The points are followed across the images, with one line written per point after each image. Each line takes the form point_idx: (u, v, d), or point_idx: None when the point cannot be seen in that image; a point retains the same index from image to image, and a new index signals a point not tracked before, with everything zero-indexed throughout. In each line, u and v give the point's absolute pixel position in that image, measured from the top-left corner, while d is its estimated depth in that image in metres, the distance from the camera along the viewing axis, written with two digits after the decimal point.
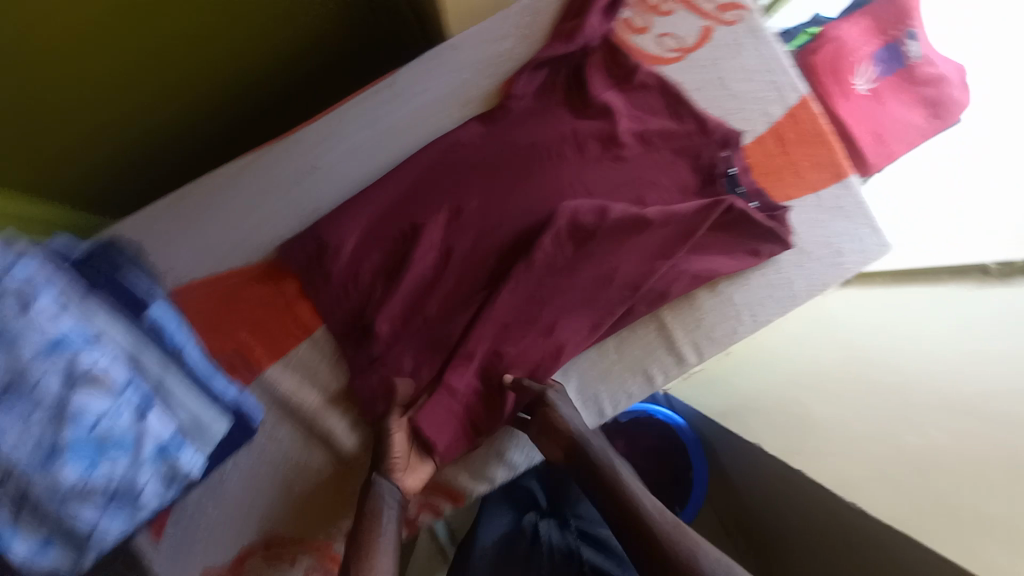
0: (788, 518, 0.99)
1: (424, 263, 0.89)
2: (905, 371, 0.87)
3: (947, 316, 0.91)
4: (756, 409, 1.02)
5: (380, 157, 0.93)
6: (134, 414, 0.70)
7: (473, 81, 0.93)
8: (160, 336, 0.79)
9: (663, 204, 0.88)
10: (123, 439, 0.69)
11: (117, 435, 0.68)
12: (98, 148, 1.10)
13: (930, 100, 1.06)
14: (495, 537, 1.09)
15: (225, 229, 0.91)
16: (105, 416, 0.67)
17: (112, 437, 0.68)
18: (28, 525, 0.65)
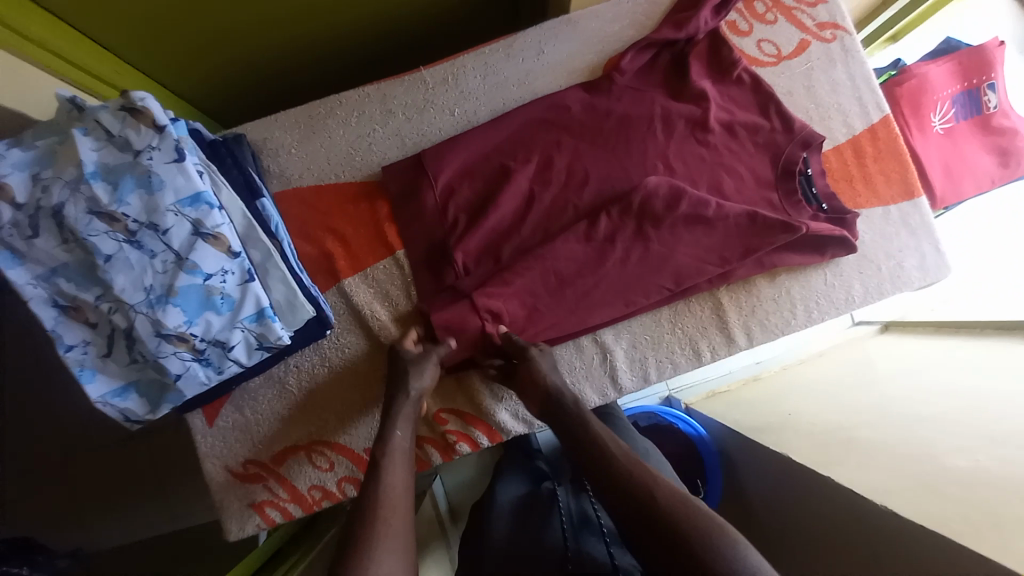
0: (802, 528, 0.96)
1: (508, 207, 0.96)
2: (947, 398, 0.91)
3: (1001, 362, 0.93)
4: (793, 428, 1.08)
5: (485, 107, 1.00)
6: (239, 278, 0.77)
7: (581, 54, 1.01)
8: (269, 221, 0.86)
9: (738, 192, 0.95)
10: (224, 298, 0.76)
11: (221, 293, 0.75)
12: (248, 62, 1.14)
13: (1003, 148, 1.11)
14: (507, 500, 1.08)
15: (333, 146, 0.98)
16: (215, 273, 0.75)
17: (217, 294, 0.75)
18: (119, 357, 0.77)
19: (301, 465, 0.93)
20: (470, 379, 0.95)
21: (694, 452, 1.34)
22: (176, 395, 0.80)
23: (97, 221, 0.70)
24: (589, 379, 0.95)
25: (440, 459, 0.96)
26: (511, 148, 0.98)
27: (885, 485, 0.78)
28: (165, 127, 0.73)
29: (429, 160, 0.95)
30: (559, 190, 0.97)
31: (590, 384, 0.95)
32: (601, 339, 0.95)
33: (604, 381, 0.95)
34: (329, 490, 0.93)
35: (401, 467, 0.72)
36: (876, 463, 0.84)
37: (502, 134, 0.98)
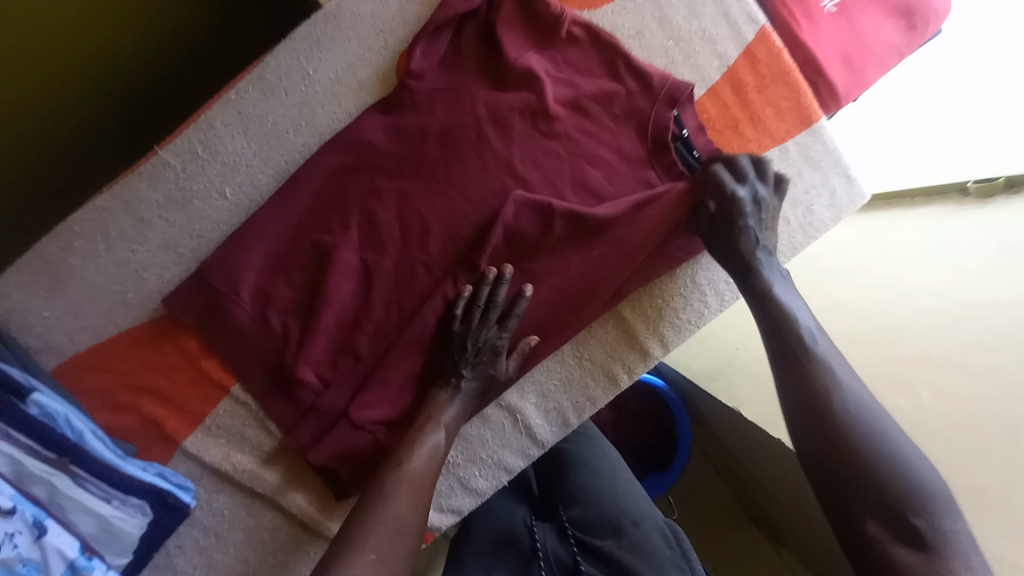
0: (778, 484, 0.95)
1: (344, 291, 0.75)
2: (892, 313, 0.83)
3: (935, 252, 0.85)
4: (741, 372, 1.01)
5: (265, 170, 0.75)
6: (31, 535, 0.57)
7: (367, 57, 0.77)
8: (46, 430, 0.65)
9: (609, 184, 0.75)
10: (28, 564, 0.55)
11: (19, 561, 0.55)
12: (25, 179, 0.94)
13: (905, 8, 0.91)
14: (481, 539, 0.84)
15: (98, 285, 0.75)
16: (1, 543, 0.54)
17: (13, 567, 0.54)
18: None
19: None
20: None
21: (662, 406, 1.23)
22: None
23: None
24: (506, 445, 0.84)
25: None
26: (323, 216, 0.74)
27: None
28: None
29: (222, 270, 0.73)
30: (397, 251, 0.76)
31: (509, 450, 0.84)
32: (510, 407, 0.83)
33: (524, 443, 0.84)
34: None
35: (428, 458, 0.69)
36: None
37: (311, 194, 0.74)
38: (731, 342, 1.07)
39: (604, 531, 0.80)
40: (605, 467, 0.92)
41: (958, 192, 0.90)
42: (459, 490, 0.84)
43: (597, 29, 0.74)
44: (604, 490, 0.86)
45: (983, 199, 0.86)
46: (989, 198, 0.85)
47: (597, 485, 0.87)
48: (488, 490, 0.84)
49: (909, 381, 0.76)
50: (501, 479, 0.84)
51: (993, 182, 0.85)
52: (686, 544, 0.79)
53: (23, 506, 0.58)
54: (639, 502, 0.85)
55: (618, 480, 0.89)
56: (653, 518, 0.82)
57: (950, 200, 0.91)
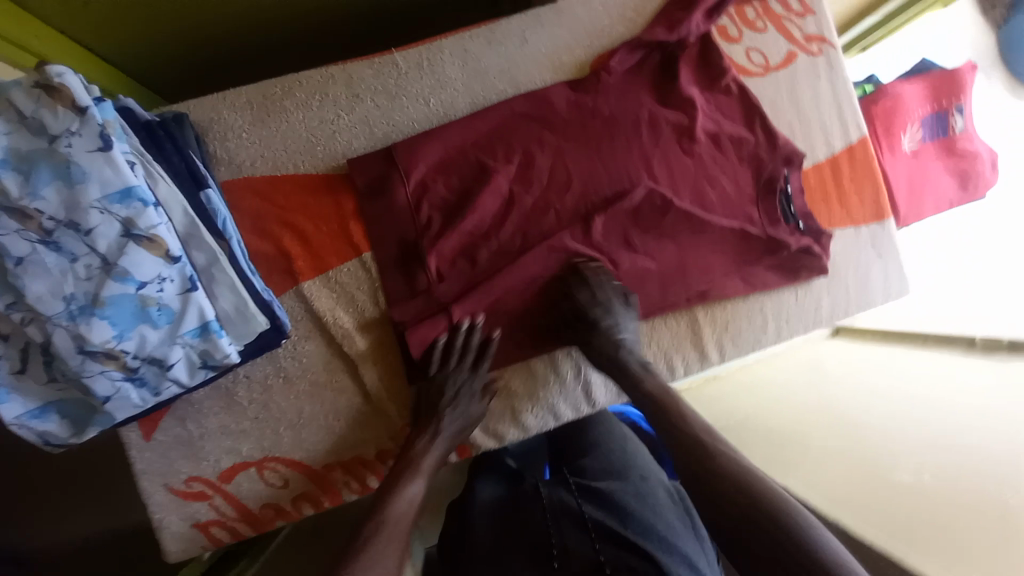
0: None
1: (487, 208, 0.89)
2: (899, 392, 1.02)
3: (937, 368, 1.04)
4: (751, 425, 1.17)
5: (465, 97, 0.91)
6: (180, 287, 0.66)
7: (569, 46, 0.93)
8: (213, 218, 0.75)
9: (719, 204, 0.92)
10: (162, 309, 0.65)
11: (157, 304, 0.64)
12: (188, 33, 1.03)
13: (962, 171, 1.14)
14: (486, 500, 0.97)
15: (293, 133, 0.88)
16: (150, 281, 0.63)
17: (152, 305, 0.64)
18: (29, 388, 0.64)
19: (250, 481, 0.85)
20: None
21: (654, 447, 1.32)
22: (105, 417, 0.67)
23: (6, 219, 0.58)
24: (564, 392, 0.92)
25: None
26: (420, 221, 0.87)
27: (865, 518, 0.84)
28: (87, 109, 0.60)
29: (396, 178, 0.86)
30: (540, 193, 0.90)
31: (564, 398, 0.92)
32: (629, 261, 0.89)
33: (578, 396, 0.93)
34: (284, 508, 0.87)
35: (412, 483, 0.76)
36: (814, 463, 0.98)
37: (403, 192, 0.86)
38: (743, 410, 1.23)
39: (603, 478, 0.97)
40: (619, 432, 1.09)
41: (966, 342, 1.08)
42: (509, 418, 0.90)
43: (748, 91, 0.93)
44: (613, 451, 1.03)
45: (988, 351, 1.03)
46: (993, 350, 1.02)
47: (606, 446, 1.06)
48: (533, 428, 0.92)
49: (891, 438, 0.92)
50: (548, 421, 0.92)
51: (995, 341, 1.03)
52: (688, 501, 0.96)
53: (183, 262, 0.66)
54: (648, 467, 1.01)
55: (628, 447, 1.06)
56: (661, 479, 0.99)
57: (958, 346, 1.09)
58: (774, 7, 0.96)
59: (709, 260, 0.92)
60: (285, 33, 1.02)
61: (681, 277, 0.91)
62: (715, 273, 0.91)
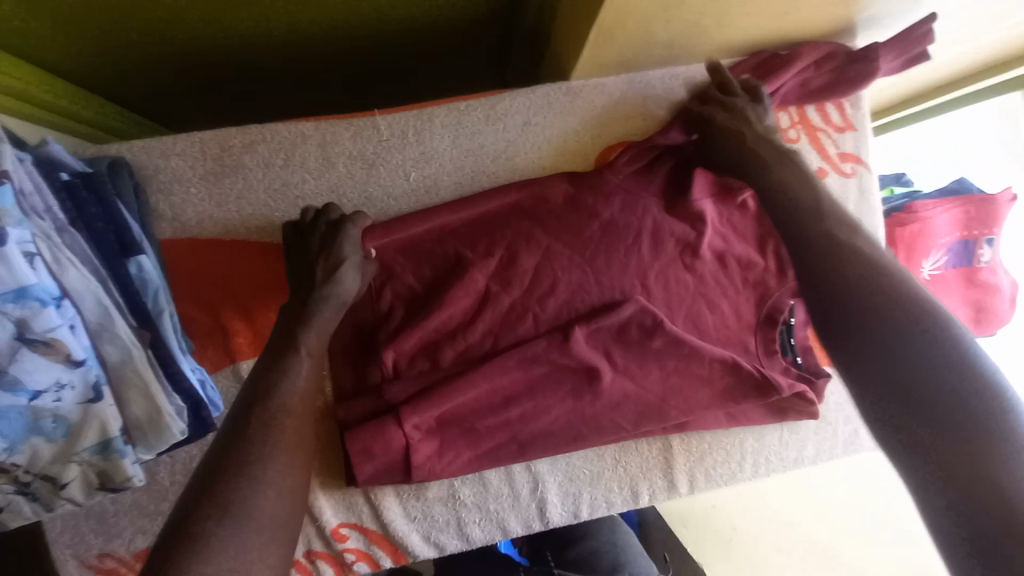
0: None
1: (458, 305, 0.79)
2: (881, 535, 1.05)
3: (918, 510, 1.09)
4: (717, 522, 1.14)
5: (453, 175, 0.81)
6: (83, 396, 0.58)
7: (577, 133, 0.83)
8: (138, 299, 0.67)
9: (714, 330, 0.84)
10: (58, 421, 0.57)
11: (53, 415, 0.56)
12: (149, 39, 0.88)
13: (977, 305, 1.07)
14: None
15: (252, 193, 0.78)
16: (45, 390, 0.55)
17: (47, 417, 0.56)
18: None
19: None
20: (382, 497, 0.81)
21: None
22: None
23: None
24: (515, 508, 0.84)
25: (333, 574, 0.83)
26: (338, 264, 0.67)
27: None
28: None
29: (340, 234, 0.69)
30: (520, 294, 0.81)
31: (515, 514, 0.85)
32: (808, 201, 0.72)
33: (531, 512, 0.85)
34: None
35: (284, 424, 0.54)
36: None
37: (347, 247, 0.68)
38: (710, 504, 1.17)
39: (600, 574, 0.88)
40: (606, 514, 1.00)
41: None
42: (452, 528, 0.83)
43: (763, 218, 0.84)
44: (605, 535, 0.95)
45: None
46: None
47: (595, 530, 0.96)
48: (478, 540, 0.84)
49: None
50: (495, 534, 0.85)
51: None
52: None
53: (89, 368, 0.58)
54: (637, 559, 0.92)
55: (617, 531, 0.97)
56: (651, 575, 0.90)
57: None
58: (813, 117, 0.86)
59: (695, 390, 0.83)
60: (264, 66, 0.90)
61: (660, 405, 0.83)
62: (698, 405, 0.83)
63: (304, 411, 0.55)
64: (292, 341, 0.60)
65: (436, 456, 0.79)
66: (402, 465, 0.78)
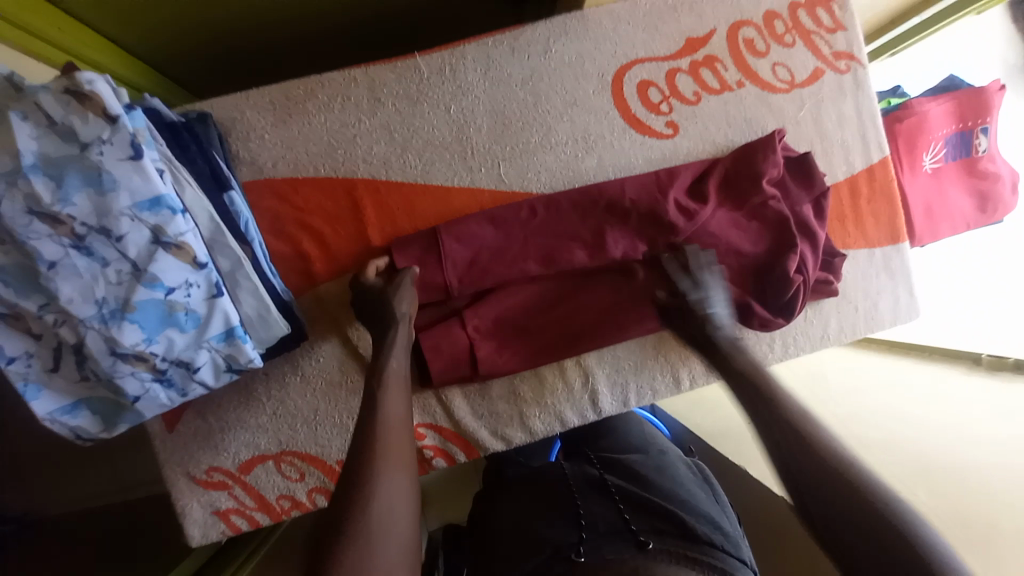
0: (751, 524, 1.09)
1: (505, 220, 0.88)
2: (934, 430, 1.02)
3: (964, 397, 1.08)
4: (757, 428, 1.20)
5: (486, 104, 0.91)
6: (207, 294, 0.69)
7: (592, 57, 0.92)
8: (235, 221, 0.78)
9: (739, 224, 0.91)
10: (188, 314, 0.68)
11: (184, 309, 0.67)
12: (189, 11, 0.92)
13: (982, 193, 1.14)
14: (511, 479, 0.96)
15: (314, 135, 0.89)
16: (177, 287, 0.66)
17: (179, 310, 0.67)
18: (57, 386, 0.69)
19: (267, 473, 0.89)
20: (452, 396, 0.91)
21: None
22: (134, 414, 0.72)
23: (38, 223, 0.61)
24: (570, 401, 0.94)
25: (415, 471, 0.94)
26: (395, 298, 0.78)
27: None
28: (118, 116, 0.62)
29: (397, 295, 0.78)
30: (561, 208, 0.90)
31: (570, 406, 0.95)
32: (707, 287, 0.81)
33: (585, 404, 0.95)
34: (298, 500, 0.91)
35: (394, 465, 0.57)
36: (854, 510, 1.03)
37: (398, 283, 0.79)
38: None
39: (629, 451, 0.94)
40: (633, 417, 1.07)
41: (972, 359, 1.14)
42: (517, 422, 0.93)
43: (808, 160, 0.91)
44: (629, 426, 1.02)
45: (993, 370, 1.10)
46: (997, 369, 1.09)
47: (623, 426, 1.03)
48: (540, 432, 0.94)
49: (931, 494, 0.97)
50: (555, 426, 0.94)
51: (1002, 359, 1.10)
52: (709, 474, 0.91)
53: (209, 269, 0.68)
54: (664, 441, 0.98)
55: (644, 425, 1.05)
56: (679, 454, 0.95)
57: (964, 363, 1.15)
58: (804, 22, 0.94)
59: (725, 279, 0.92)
60: (310, 23, 1.01)
61: None
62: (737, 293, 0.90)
63: (404, 443, 0.60)
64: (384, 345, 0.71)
65: (497, 355, 0.89)
66: (469, 364, 0.88)
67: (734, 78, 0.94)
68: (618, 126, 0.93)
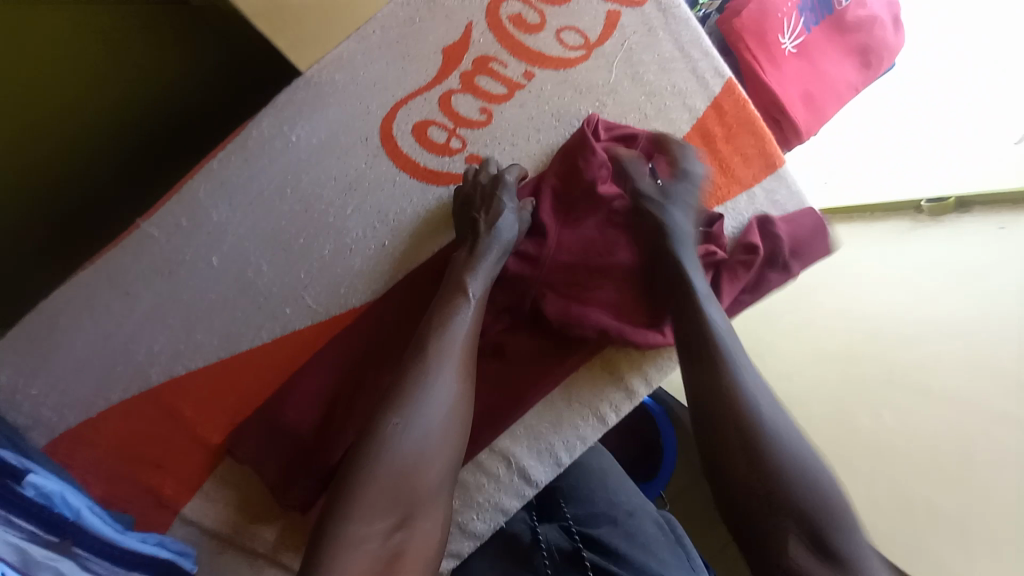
0: None
1: (331, 352, 0.75)
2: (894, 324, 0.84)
3: None
4: None
5: (253, 237, 0.75)
6: None
7: (346, 122, 0.75)
8: (47, 509, 0.65)
9: (592, 242, 0.76)
10: None
11: None
12: None
13: (862, 46, 0.98)
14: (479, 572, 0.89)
15: (86, 358, 0.75)
16: None
17: None
18: None
19: None
20: None
21: (645, 425, 1.23)
22: None
23: None
24: (501, 488, 0.85)
25: None
26: (496, 210, 0.69)
27: None
28: None
29: (497, 222, 0.68)
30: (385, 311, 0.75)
31: (505, 492, 0.85)
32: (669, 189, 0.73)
33: (518, 484, 0.85)
34: None
35: (444, 397, 0.58)
36: None
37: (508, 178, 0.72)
38: None
39: (600, 522, 0.86)
40: (598, 466, 1.00)
41: (914, 209, 0.98)
42: (456, 533, 0.85)
43: (663, 136, 0.75)
44: (597, 487, 0.93)
45: (937, 216, 0.93)
46: (943, 216, 0.92)
47: (590, 483, 0.95)
48: (485, 531, 0.85)
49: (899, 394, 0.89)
50: (498, 518, 0.85)
51: (943, 201, 0.92)
52: (679, 531, 0.89)
53: None
54: (632, 496, 0.93)
55: (612, 478, 0.97)
56: (648, 510, 0.91)
57: (907, 216, 0.99)
58: None
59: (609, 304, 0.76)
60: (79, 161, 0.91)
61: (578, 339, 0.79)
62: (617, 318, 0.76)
63: (468, 353, 0.62)
64: (456, 282, 0.66)
65: None
66: None
67: (519, 71, 0.76)
68: (414, 188, 0.76)
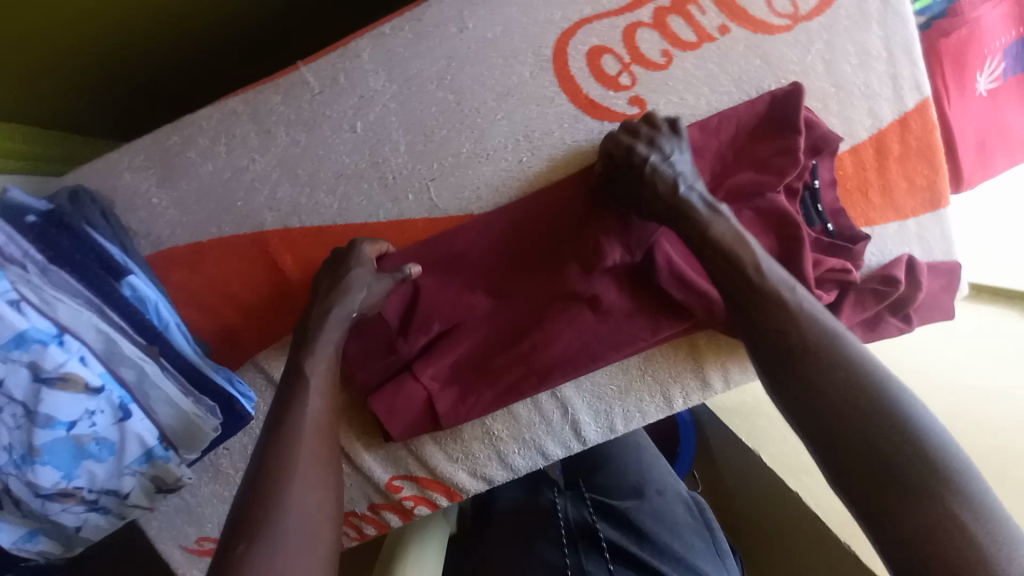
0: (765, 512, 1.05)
1: (434, 249, 0.74)
2: None
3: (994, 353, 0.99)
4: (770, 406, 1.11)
5: (397, 115, 0.74)
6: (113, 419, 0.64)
7: (523, 27, 0.72)
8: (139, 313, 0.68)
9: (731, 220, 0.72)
10: (101, 443, 0.64)
11: (94, 440, 0.64)
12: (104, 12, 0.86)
13: None
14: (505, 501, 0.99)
15: (208, 185, 0.76)
16: (79, 419, 0.62)
17: (89, 442, 0.63)
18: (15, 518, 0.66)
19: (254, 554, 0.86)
20: (422, 446, 0.85)
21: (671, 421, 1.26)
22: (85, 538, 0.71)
23: None
24: (551, 434, 0.85)
25: (399, 519, 0.93)
26: (338, 278, 0.69)
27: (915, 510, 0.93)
28: None
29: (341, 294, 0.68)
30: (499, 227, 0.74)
31: (552, 438, 0.86)
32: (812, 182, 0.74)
33: (567, 435, 0.86)
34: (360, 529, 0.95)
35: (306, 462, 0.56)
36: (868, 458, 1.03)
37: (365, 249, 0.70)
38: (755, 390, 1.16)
39: (627, 496, 0.93)
40: (633, 439, 1.05)
41: None
42: (495, 462, 0.86)
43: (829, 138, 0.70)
44: (629, 461, 1.00)
45: None
46: None
47: (622, 458, 1.01)
48: (521, 467, 0.87)
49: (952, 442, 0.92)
50: (536, 459, 0.87)
51: None
52: (708, 514, 0.92)
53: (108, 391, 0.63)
54: (664, 476, 0.98)
55: (645, 454, 1.03)
56: (677, 490, 0.95)
57: None
58: None
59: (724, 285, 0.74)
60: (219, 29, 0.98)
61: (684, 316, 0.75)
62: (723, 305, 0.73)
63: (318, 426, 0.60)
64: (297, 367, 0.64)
65: (442, 399, 0.78)
66: (432, 416, 0.79)
67: (714, 23, 0.72)
68: (569, 114, 0.74)
